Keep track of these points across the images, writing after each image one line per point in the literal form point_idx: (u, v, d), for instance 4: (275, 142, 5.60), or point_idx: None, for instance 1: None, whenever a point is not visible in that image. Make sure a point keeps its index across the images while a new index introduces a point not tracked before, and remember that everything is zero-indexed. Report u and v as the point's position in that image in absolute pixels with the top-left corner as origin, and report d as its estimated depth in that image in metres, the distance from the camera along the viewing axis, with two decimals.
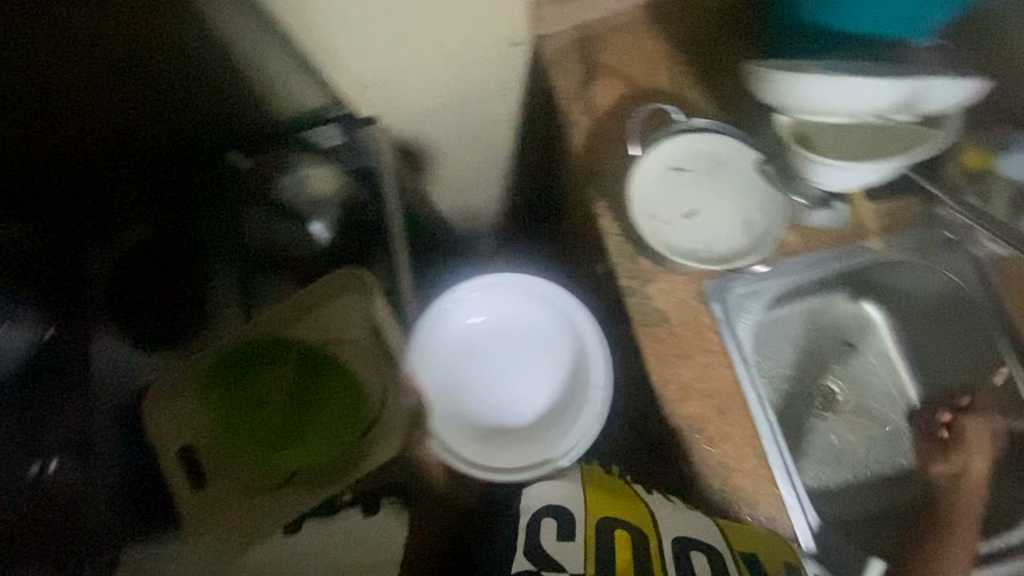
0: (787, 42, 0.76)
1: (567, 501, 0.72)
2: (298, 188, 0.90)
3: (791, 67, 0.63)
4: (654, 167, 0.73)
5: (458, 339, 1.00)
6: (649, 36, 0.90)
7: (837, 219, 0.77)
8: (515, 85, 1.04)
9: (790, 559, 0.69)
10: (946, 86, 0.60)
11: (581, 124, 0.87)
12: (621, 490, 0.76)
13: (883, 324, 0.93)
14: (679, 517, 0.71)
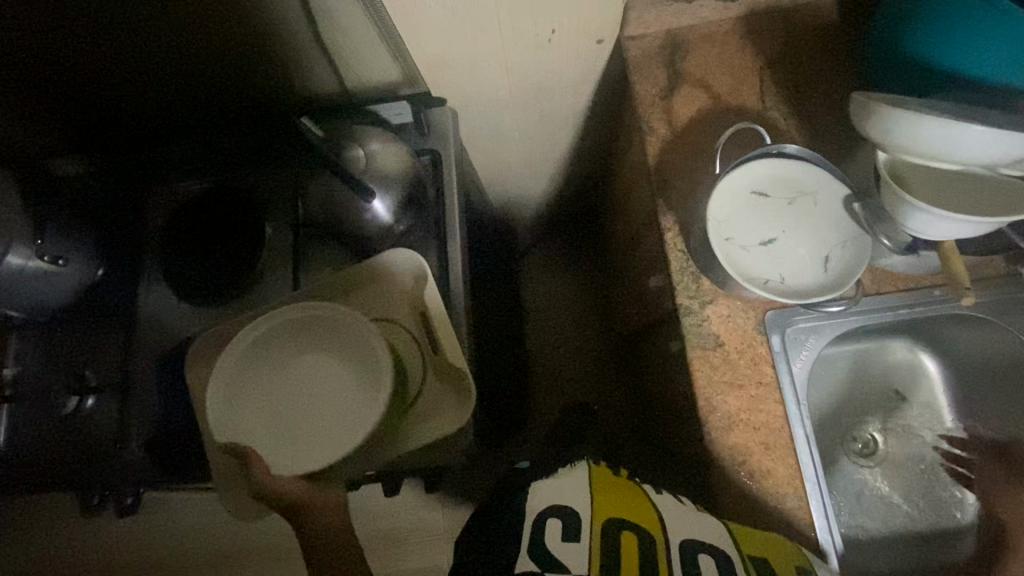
0: (895, 74, 0.73)
1: (570, 495, 0.66)
2: (364, 160, 0.82)
3: (903, 104, 0.61)
4: (734, 189, 0.70)
5: (242, 397, 0.76)
6: (740, 51, 0.87)
7: (916, 266, 0.74)
8: (589, 83, 1.01)
9: (802, 563, 0.65)
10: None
11: (658, 133, 0.85)
12: (625, 488, 0.70)
13: (936, 377, 0.90)
14: (689, 521, 0.66)
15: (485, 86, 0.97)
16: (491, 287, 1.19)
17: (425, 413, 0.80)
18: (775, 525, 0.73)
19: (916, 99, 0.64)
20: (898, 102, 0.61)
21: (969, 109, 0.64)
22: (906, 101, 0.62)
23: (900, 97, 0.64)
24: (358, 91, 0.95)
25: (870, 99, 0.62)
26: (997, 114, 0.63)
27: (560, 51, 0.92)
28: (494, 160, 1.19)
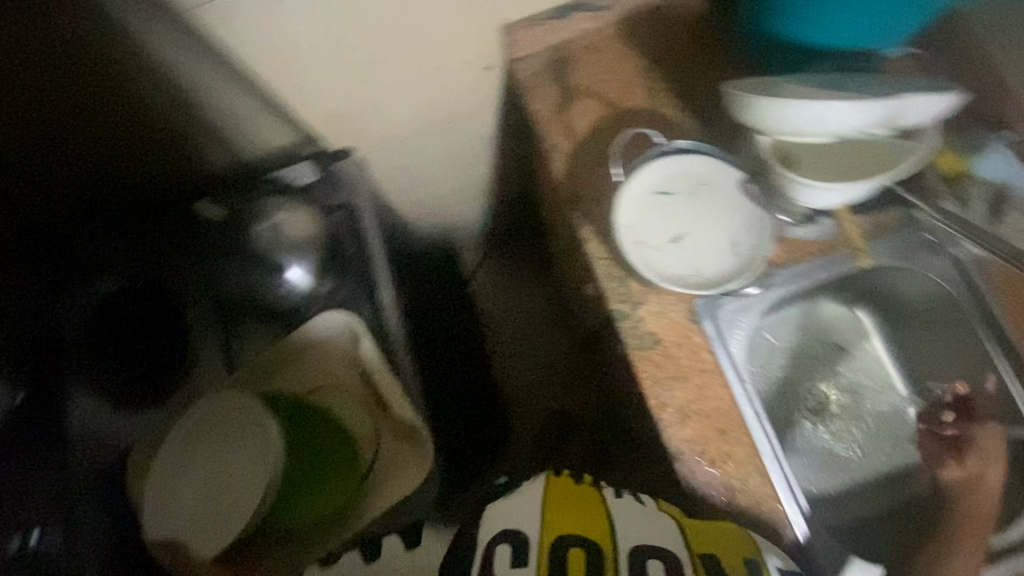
0: (762, 58, 0.77)
1: (522, 518, 0.68)
2: (273, 234, 0.83)
3: (764, 89, 0.66)
4: (636, 194, 0.73)
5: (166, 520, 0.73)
6: (621, 55, 0.89)
7: (820, 232, 0.78)
8: (490, 108, 1.02)
9: (751, 555, 0.66)
10: (918, 105, 0.61)
11: (561, 148, 0.86)
12: (582, 495, 0.71)
13: (869, 325, 0.92)
14: (644, 523, 0.68)
15: (388, 131, 0.97)
16: (441, 326, 1.18)
17: (385, 474, 0.78)
18: (744, 504, 0.74)
19: (780, 80, 0.68)
20: (760, 88, 0.66)
21: (830, 81, 0.68)
22: (768, 85, 0.67)
23: (764, 81, 0.68)
24: (258, 159, 0.92)
25: (735, 86, 0.66)
26: (854, 83, 0.68)
27: (452, 84, 0.93)
28: (416, 197, 1.18)
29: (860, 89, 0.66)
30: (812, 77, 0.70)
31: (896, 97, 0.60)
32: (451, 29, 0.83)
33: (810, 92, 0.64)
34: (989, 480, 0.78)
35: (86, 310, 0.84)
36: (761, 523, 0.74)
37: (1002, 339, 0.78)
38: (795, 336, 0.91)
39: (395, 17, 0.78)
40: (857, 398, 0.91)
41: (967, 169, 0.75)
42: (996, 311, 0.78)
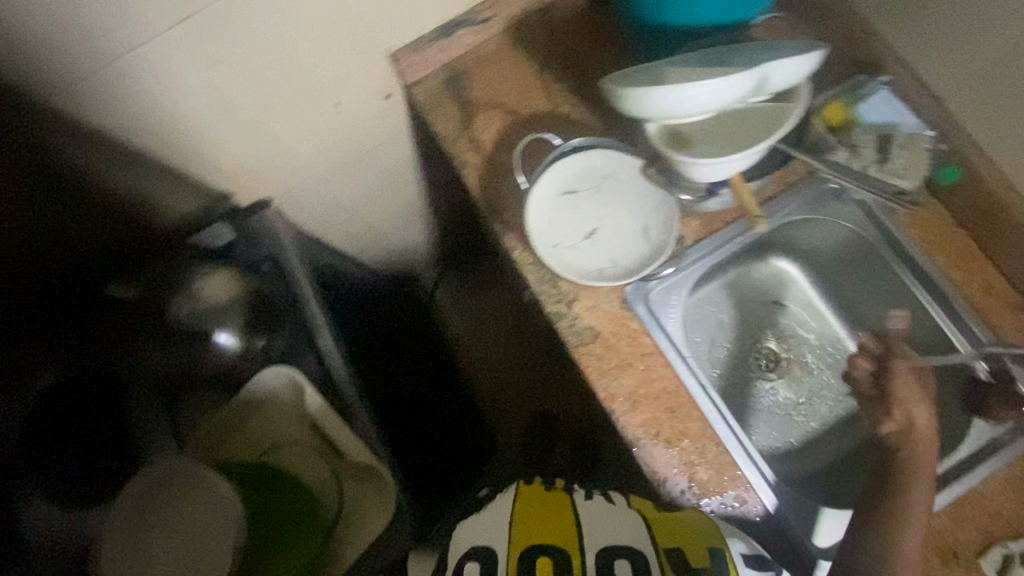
0: (643, 43, 0.79)
1: (491, 531, 0.72)
2: (195, 302, 0.82)
3: (640, 80, 0.68)
4: (544, 197, 0.74)
5: None
6: (513, 62, 0.90)
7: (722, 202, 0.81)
8: (401, 133, 1.02)
9: (714, 542, 0.71)
10: (784, 71, 0.63)
11: (472, 163, 0.87)
12: (551, 503, 0.76)
13: (801, 279, 0.94)
14: (608, 519, 0.73)
15: (302, 175, 0.96)
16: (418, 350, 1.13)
17: (353, 519, 0.79)
18: (707, 478, 0.75)
19: (660, 67, 0.70)
20: (636, 79, 0.68)
21: (708, 61, 0.71)
22: (646, 75, 0.69)
23: (643, 70, 0.71)
24: (174, 228, 0.90)
25: (612, 81, 0.68)
26: (730, 58, 0.70)
27: (354, 118, 0.93)
28: (352, 233, 1.18)
29: (734, 63, 0.68)
30: (692, 57, 0.72)
31: (759, 65, 0.62)
32: (337, 67, 0.83)
33: (683, 75, 0.66)
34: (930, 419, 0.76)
35: (25, 409, 0.76)
36: (726, 491, 0.75)
37: (918, 272, 0.79)
38: (729, 302, 0.93)
39: (275, 66, 0.77)
40: (798, 350, 0.94)
41: (851, 117, 0.77)
42: (908, 246, 0.80)
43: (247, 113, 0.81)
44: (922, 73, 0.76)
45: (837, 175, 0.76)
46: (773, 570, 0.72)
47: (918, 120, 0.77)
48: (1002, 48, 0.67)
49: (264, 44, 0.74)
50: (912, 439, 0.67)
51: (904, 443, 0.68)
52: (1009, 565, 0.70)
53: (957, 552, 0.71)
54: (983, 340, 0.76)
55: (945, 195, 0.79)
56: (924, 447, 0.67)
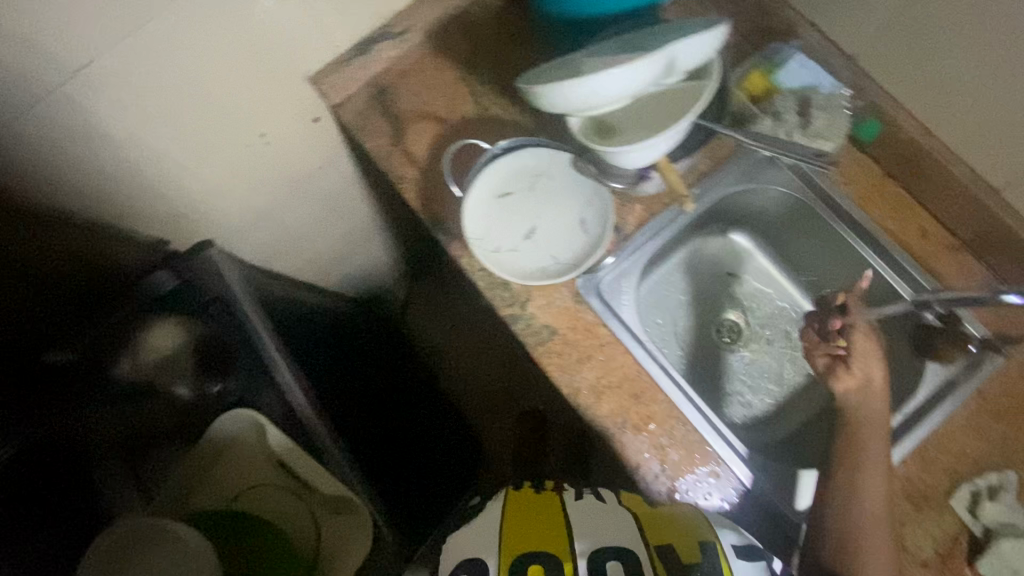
0: (560, 36, 0.80)
1: (481, 540, 0.69)
2: (141, 355, 0.79)
3: (557, 75, 0.68)
4: (480, 202, 0.73)
5: None
6: (437, 70, 0.89)
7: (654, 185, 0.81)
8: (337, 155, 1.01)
9: (705, 536, 0.67)
10: (693, 49, 0.63)
11: (408, 177, 0.86)
12: (543, 507, 0.73)
13: (751, 248, 0.95)
14: (599, 516, 0.70)
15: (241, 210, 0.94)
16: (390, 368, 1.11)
17: (335, 551, 0.80)
18: (679, 457, 0.76)
19: (577, 61, 0.71)
20: (553, 75, 0.68)
21: (623, 49, 0.71)
22: (562, 70, 0.69)
23: (560, 66, 0.71)
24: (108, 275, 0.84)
25: (530, 80, 0.69)
26: (644, 44, 0.70)
27: (284, 147, 0.91)
28: (306, 260, 1.16)
29: (647, 48, 0.68)
30: (609, 46, 0.72)
31: (666, 46, 0.62)
32: (257, 98, 0.81)
33: (597, 66, 0.66)
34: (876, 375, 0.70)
35: None
36: (697, 468, 0.76)
37: (856, 228, 0.81)
38: (683, 281, 0.94)
39: (190, 103, 0.74)
40: (755, 320, 0.95)
41: (771, 85, 0.79)
42: (843, 204, 0.81)
43: (169, 157, 0.78)
44: (832, 34, 0.78)
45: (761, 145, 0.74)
46: (763, 559, 0.70)
47: (837, 81, 0.77)
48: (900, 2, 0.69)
49: (175, 84, 0.70)
50: (866, 391, 0.69)
51: (857, 399, 0.69)
52: (977, 500, 0.72)
53: (927, 495, 0.72)
54: (925, 286, 0.78)
55: (871, 150, 0.81)
56: (875, 398, 0.69)
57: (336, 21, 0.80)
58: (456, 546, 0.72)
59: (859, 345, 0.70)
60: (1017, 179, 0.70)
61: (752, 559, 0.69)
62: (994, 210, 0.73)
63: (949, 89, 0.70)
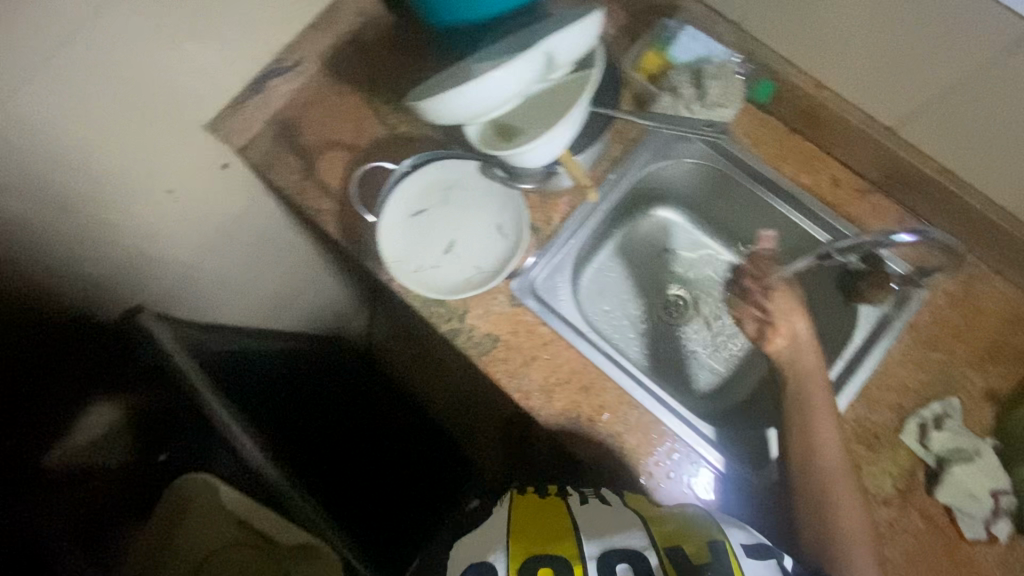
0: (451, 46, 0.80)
1: (489, 542, 0.65)
2: (86, 433, 0.80)
3: (444, 83, 0.67)
4: (396, 223, 0.72)
5: None
6: (339, 99, 0.89)
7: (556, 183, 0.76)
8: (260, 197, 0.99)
9: (715, 536, 0.63)
10: (570, 39, 0.63)
11: (326, 209, 0.85)
12: (547, 512, 0.69)
13: (682, 223, 0.96)
14: (607, 520, 0.66)
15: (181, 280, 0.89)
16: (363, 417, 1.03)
17: None
18: (637, 441, 0.76)
19: (462, 66, 0.70)
20: (440, 84, 0.67)
21: (507, 48, 0.70)
22: (449, 78, 0.68)
23: (446, 74, 0.70)
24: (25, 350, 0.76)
25: (417, 92, 0.67)
26: (526, 40, 0.70)
27: (198, 198, 0.86)
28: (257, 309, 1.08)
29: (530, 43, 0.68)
30: (494, 47, 0.72)
31: (541, 41, 0.62)
32: (152, 153, 0.76)
33: (482, 70, 0.66)
34: (801, 333, 0.72)
35: None
36: (658, 450, 0.76)
37: (772, 187, 0.82)
38: (619, 266, 0.95)
39: (76, 165, 0.68)
40: (697, 293, 0.96)
41: (664, 62, 0.80)
42: (756, 165, 0.83)
43: (65, 225, 0.71)
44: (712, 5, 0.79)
45: (663, 123, 0.75)
46: (775, 557, 0.62)
47: (727, 48, 0.79)
48: None
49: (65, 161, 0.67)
50: (796, 345, 0.72)
51: (787, 355, 0.72)
52: (925, 431, 0.73)
53: (877, 435, 0.74)
54: (846, 234, 0.79)
55: (771, 109, 0.82)
56: (809, 352, 0.72)
57: (223, 65, 0.78)
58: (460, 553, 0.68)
59: (778, 303, 0.74)
60: (907, 116, 0.73)
61: (764, 557, 0.62)
62: (893, 149, 0.75)
63: (828, 40, 0.72)
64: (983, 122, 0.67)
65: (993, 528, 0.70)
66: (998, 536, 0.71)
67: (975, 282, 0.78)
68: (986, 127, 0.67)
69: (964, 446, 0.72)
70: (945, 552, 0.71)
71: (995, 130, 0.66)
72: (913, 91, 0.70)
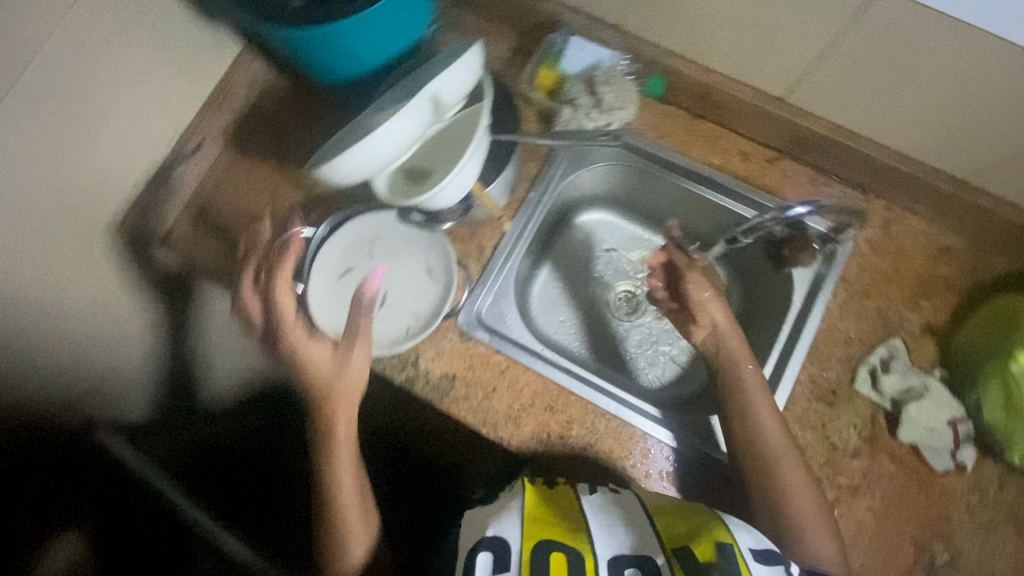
0: (351, 99, 0.81)
1: (501, 517, 0.62)
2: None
3: (340, 143, 0.67)
4: (324, 289, 0.73)
5: None
6: (249, 173, 0.88)
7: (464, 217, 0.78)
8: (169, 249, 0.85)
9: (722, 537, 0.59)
10: (452, 79, 0.64)
11: (258, 285, 0.83)
12: (560, 501, 0.65)
13: (613, 221, 0.97)
14: (619, 514, 0.62)
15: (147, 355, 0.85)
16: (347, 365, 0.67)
17: None
18: (612, 448, 0.77)
19: (355, 122, 0.70)
20: (337, 145, 0.67)
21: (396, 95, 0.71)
22: (344, 138, 0.68)
23: (340, 133, 0.70)
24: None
25: (316, 158, 0.67)
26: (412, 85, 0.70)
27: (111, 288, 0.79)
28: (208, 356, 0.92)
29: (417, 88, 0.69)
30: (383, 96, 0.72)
31: (424, 88, 0.63)
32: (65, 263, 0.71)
33: (374, 124, 0.66)
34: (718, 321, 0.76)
35: None
36: (633, 455, 0.76)
37: (688, 173, 0.84)
38: (561, 277, 0.96)
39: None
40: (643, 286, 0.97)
41: (556, 77, 0.83)
42: (667, 156, 0.85)
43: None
44: (589, 16, 0.82)
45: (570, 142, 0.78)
46: (781, 562, 0.59)
47: (609, 49, 0.82)
48: None
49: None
50: (717, 335, 0.76)
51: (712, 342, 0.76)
52: (876, 377, 0.76)
53: (834, 391, 0.76)
54: (765, 204, 0.82)
55: (669, 101, 0.85)
56: (729, 332, 0.76)
57: (121, 166, 0.77)
58: (472, 527, 0.64)
59: (693, 292, 0.77)
60: (792, 85, 0.76)
61: (770, 563, 0.58)
62: (787, 118, 0.78)
63: (703, 29, 0.74)
64: (859, 78, 0.70)
65: (958, 456, 0.73)
66: (965, 463, 0.73)
67: (892, 225, 0.81)
68: (864, 83, 0.70)
69: (913, 385, 0.75)
70: (919, 488, 0.74)
71: (872, 83, 0.70)
72: (789, 61, 0.72)
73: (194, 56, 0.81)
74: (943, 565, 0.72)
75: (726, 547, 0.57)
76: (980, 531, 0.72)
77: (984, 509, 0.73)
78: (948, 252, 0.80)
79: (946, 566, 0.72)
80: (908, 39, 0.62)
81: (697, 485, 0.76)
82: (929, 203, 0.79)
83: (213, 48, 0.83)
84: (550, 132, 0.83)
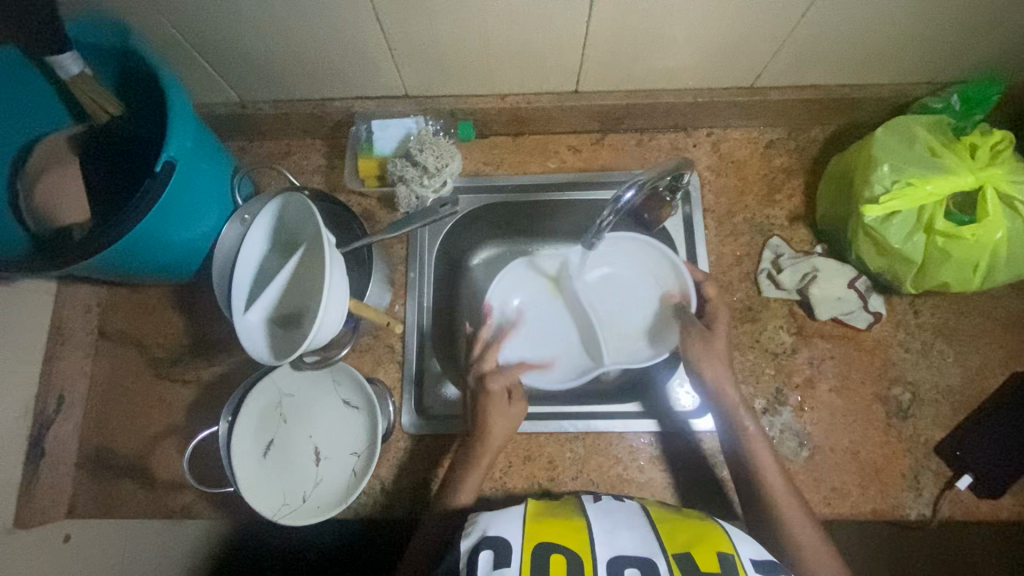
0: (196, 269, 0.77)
1: (506, 520, 0.60)
2: None
3: (546, 359, 0.85)
4: (255, 474, 0.70)
5: None
6: (126, 396, 0.81)
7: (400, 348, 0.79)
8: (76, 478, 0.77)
9: (721, 547, 0.60)
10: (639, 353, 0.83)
11: (189, 500, 0.76)
12: (568, 510, 0.65)
13: (500, 250, 0.94)
14: (615, 522, 0.63)
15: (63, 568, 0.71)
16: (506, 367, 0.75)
17: None
18: (599, 463, 0.77)
19: (554, 331, 0.87)
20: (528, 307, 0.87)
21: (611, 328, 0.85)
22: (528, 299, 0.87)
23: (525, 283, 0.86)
24: None
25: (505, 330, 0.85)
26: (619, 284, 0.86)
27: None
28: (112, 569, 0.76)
29: (637, 355, 0.83)
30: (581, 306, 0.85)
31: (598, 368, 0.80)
32: None
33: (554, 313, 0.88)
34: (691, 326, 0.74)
35: None
36: (619, 457, 0.78)
37: (535, 185, 0.87)
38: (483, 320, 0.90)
39: None
40: None
41: (374, 165, 0.83)
42: (512, 181, 0.88)
43: None
44: (380, 97, 0.84)
45: (420, 221, 0.78)
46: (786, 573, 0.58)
47: (409, 117, 0.84)
48: (385, 59, 0.76)
49: None
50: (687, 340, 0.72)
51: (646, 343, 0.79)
52: (775, 279, 0.81)
53: (751, 306, 0.82)
54: (611, 179, 0.87)
55: (486, 132, 0.89)
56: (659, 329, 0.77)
57: None
58: (482, 522, 0.61)
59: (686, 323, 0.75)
60: (577, 79, 0.81)
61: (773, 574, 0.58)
62: (589, 104, 0.84)
63: (478, 70, 0.79)
64: (625, 52, 0.76)
65: (872, 307, 0.80)
66: (879, 310, 0.80)
67: (720, 145, 0.89)
68: (629, 55, 0.77)
69: (806, 270, 0.81)
70: (857, 350, 0.80)
71: (635, 53, 0.76)
72: (564, 62, 0.78)
73: (10, 320, 0.74)
74: (910, 404, 0.78)
75: (724, 558, 0.58)
76: (921, 357, 0.79)
77: (914, 338, 0.80)
78: (774, 145, 0.88)
79: (913, 404, 0.78)
80: (644, 7, 0.68)
81: (689, 452, 0.78)
82: (738, 115, 0.87)
83: (28, 301, 0.77)
84: (400, 212, 0.86)
